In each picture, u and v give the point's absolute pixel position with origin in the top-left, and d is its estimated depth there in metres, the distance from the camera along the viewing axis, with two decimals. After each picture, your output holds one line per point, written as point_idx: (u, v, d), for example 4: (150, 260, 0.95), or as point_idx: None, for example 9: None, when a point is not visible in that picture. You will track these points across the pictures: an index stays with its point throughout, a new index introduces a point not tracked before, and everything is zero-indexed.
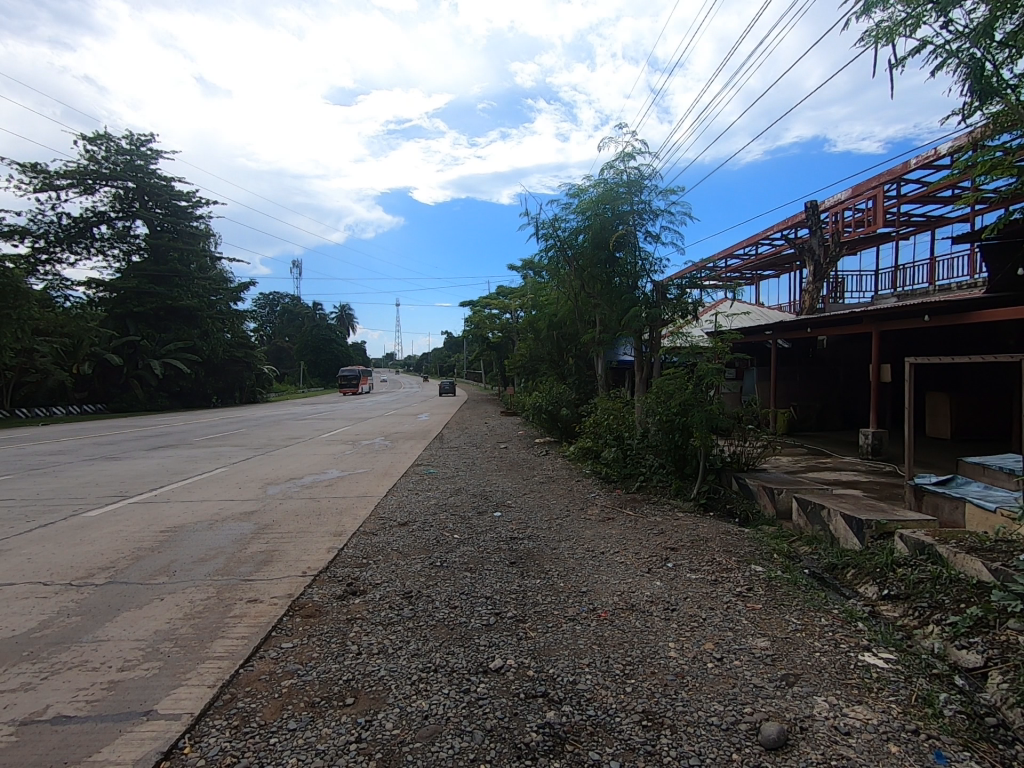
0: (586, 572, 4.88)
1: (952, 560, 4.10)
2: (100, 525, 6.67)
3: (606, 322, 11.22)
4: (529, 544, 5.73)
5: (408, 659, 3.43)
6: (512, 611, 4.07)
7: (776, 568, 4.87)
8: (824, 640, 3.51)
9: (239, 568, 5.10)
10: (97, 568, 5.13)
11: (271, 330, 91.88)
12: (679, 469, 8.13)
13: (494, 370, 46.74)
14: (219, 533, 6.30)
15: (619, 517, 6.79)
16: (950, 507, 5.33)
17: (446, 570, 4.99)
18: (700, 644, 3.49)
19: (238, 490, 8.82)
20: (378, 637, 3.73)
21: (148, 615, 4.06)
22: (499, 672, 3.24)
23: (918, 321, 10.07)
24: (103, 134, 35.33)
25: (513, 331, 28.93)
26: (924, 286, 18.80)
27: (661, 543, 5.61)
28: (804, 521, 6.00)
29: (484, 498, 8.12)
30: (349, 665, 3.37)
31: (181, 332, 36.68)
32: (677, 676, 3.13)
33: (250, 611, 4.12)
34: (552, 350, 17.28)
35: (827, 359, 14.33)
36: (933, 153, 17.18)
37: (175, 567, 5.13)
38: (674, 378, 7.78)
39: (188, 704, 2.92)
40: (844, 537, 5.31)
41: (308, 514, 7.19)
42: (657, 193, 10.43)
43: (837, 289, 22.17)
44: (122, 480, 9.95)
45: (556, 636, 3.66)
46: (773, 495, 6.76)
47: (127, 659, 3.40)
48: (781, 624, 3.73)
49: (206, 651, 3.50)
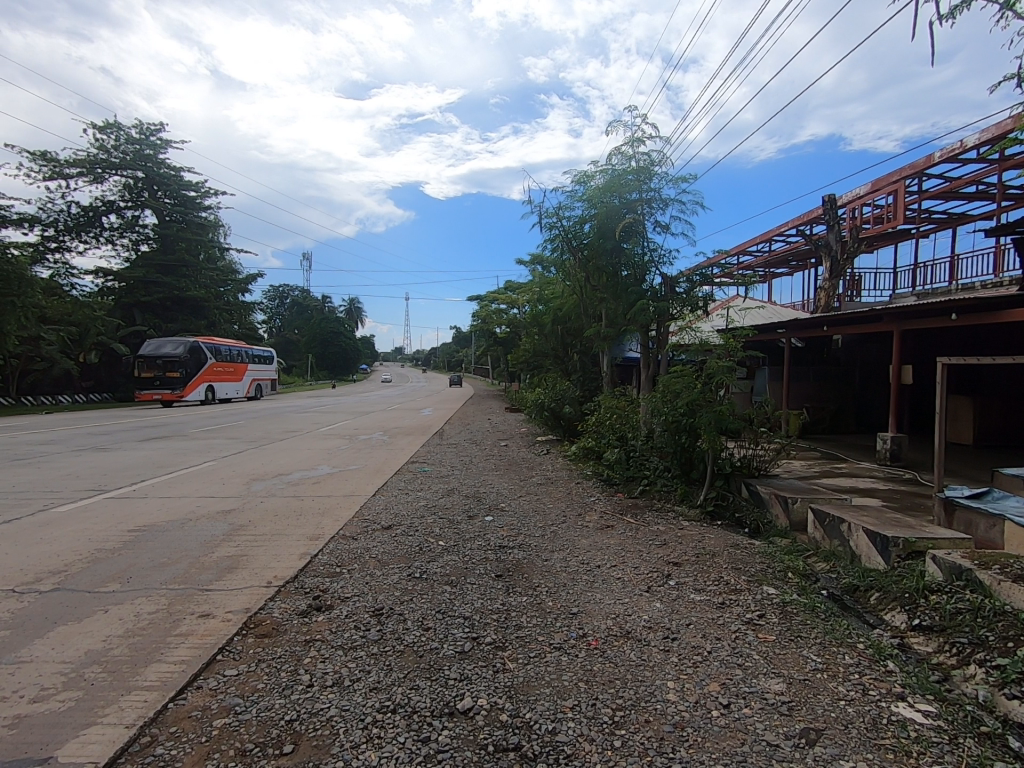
0: (579, 589, 4.40)
1: (996, 589, 3.61)
2: (65, 523, 6.24)
3: (612, 317, 10.60)
4: (519, 555, 5.25)
5: (365, 695, 2.97)
6: (491, 635, 3.60)
7: (791, 590, 4.35)
8: (850, 684, 3.00)
9: (199, 575, 4.67)
10: (46, 572, 4.71)
11: (279, 323, 92.05)
12: (685, 473, 7.63)
13: (500, 367, 45.27)
14: (190, 534, 5.88)
15: (619, 525, 6.30)
16: (986, 526, 4.79)
17: (425, 583, 4.54)
18: (704, 685, 3.01)
19: (221, 486, 8.41)
20: (335, 665, 3.27)
21: (85, 631, 3.63)
22: (468, 714, 2.79)
23: (945, 320, 9.45)
24: (115, 123, 35.27)
25: (520, 328, 28.39)
26: (946, 285, 18.03)
27: (664, 556, 5.11)
28: (822, 535, 5.50)
29: (478, 500, 7.66)
30: (295, 700, 2.92)
31: (188, 323, 36.36)
32: (675, 728, 2.65)
33: (198, 629, 3.68)
34: (556, 346, 16.76)
35: (842, 359, 13.79)
36: (960, 145, 16.45)
37: (130, 573, 4.71)
38: (682, 376, 7.29)
39: (97, 750, 2.49)
40: (867, 555, 4.82)
41: (289, 514, 6.78)
42: (668, 180, 9.92)
43: (853, 287, 21.35)
44: (107, 472, 9.60)
45: (538, 670, 3.19)
46: (787, 505, 6.23)
47: (44, 687, 2.97)
48: (799, 661, 3.22)
49: (135, 680, 3.06)
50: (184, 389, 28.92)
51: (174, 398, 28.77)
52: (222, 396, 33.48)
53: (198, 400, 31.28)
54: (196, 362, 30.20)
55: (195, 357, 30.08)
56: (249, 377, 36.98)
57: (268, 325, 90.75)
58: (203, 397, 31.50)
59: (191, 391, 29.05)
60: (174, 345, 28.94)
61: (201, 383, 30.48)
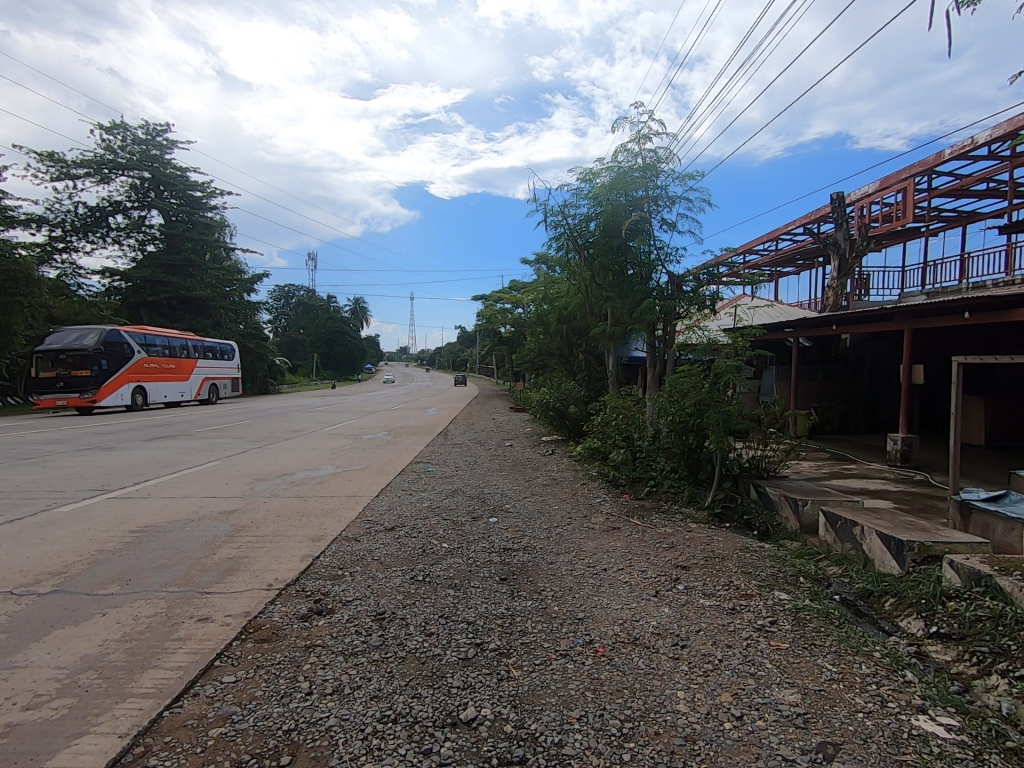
0: (585, 594, 4.30)
1: (1017, 596, 3.50)
2: (67, 524, 6.19)
3: (617, 316, 10.49)
4: (524, 557, 5.16)
5: (365, 704, 2.88)
6: (495, 641, 3.51)
7: (803, 595, 4.24)
8: (868, 696, 2.88)
9: (200, 577, 4.61)
10: (46, 574, 4.65)
11: (285, 323, 92.44)
12: (692, 474, 7.52)
13: (505, 367, 45.19)
14: (191, 535, 5.82)
15: (626, 528, 6.19)
16: (1004, 530, 4.66)
17: (428, 586, 4.46)
18: (716, 695, 2.90)
19: (224, 486, 8.36)
20: (336, 671, 3.19)
21: (82, 635, 3.56)
22: (471, 725, 2.70)
23: (958, 318, 9.27)
24: (122, 123, 35.37)
25: (525, 327, 28.32)
26: (956, 283, 17.80)
27: (672, 559, 5.01)
28: (833, 538, 5.38)
29: (482, 501, 7.55)
30: (293, 708, 2.84)
31: (195, 323, 36.25)
32: (686, 741, 2.55)
33: (196, 634, 3.60)
34: (561, 345, 16.62)
35: (851, 358, 13.61)
36: (971, 142, 16.24)
37: (130, 575, 4.65)
38: (689, 376, 7.18)
39: (88, 761, 2.41)
40: (881, 560, 4.70)
41: (292, 515, 6.72)
42: (675, 178, 9.79)
43: (862, 286, 21.13)
44: (110, 472, 9.56)
45: (543, 678, 3.10)
46: (797, 508, 6.11)
47: (38, 693, 2.90)
48: (814, 671, 3.11)
49: (130, 686, 2.99)
50: (97, 392, 21.85)
51: (80, 404, 21.45)
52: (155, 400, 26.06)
53: (122, 406, 24.35)
54: (113, 358, 22.84)
55: (115, 351, 22.79)
56: (197, 375, 29.37)
57: (274, 325, 90.83)
58: (130, 402, 24.48)
59: (110, 395, 22.22)
60: (93, 334, 22.16)
61: (122, 383, 23.25)
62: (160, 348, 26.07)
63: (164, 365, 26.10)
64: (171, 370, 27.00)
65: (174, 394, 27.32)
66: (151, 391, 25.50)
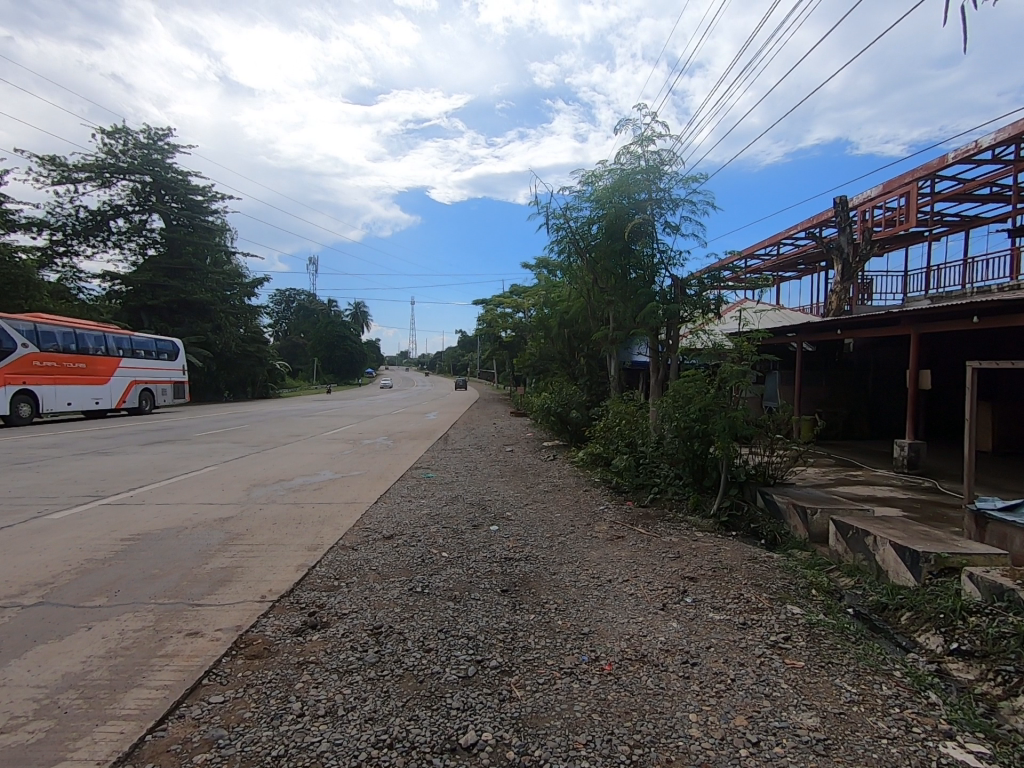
0: (590, 607, 4.14)
1: None
2: (57, 532, 6.04)
3: (620, 320, 10.36)
4: (525, 567, 5.00)
5: (360, 726, 2.73)
6: (496, 659, 3.36)
7: (816, 609, 4.08)
8: (890, 720, 2.73)
9: (191, 588, 4.46)
10: (32, 585, 4.50)
11: (286, 327, 92.58)
12: (698, 481, 7.37)
13: (506, 371, 45.03)
14: (184, 544, 5.67)
15: (630, 536, 6.03)
16: (1023, 540, 4.49)
17: (426, 598, 4.30)
18: (730, 718, 2.75)
19: (220, 492, 8.21)
20: (330, 691, 3.04)
21: (64, 650, 3.41)
22: (471, 751, 2.55)
23: (966, 322, 9.12)
24: (123, 128, 35.38)
25: (526, 331, 28.23)
26: (960, 288, 17.66)
27: (678, 570, 4.85)
28: (845, 548, 5.22)
29: (482, 509, 7.38)
30: (283, 732, 2.69)
31: (194, 325, 36.58)
32: None
33: (184, 650, 3.45)
34: (563, 350, 16.46)
35: (855, 363, 13.47)
36: (975, 146, 16.14)
37: (118, 586, 4.50)
38: (694, 381, 7.03)
39: None
40: (896, 571, 4.54)
41: (288, 522, 6.57)
42: (678, 180, 9.67)
43: (864, 291, 20.99)
44: (105, 477, 9.42)
45: (547, 699, 2.94)
46: (806, 516, 5.96)
47: (14, 716, 2.75)
48: (832, 692, 2.96)
49: (112, 708, 2.85)
50: None
51: None
52: (75, 408, 20.19)
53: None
54: None
55: None
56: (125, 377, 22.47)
57: (274, 328, 90.69)
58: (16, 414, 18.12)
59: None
60: None
61: (14, 388, 17.60)
62: (60, 342, 19.44)
63: (68, 364, 19.69)
64: (79, 370, 20.31)
65: (82, 401, 20.33)
66: (47, 399, 18.77)
